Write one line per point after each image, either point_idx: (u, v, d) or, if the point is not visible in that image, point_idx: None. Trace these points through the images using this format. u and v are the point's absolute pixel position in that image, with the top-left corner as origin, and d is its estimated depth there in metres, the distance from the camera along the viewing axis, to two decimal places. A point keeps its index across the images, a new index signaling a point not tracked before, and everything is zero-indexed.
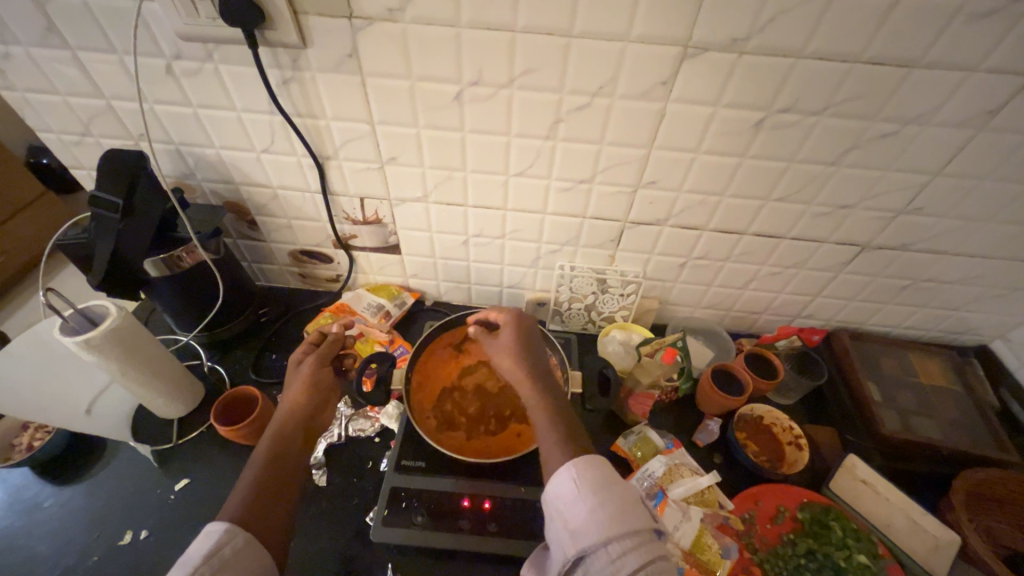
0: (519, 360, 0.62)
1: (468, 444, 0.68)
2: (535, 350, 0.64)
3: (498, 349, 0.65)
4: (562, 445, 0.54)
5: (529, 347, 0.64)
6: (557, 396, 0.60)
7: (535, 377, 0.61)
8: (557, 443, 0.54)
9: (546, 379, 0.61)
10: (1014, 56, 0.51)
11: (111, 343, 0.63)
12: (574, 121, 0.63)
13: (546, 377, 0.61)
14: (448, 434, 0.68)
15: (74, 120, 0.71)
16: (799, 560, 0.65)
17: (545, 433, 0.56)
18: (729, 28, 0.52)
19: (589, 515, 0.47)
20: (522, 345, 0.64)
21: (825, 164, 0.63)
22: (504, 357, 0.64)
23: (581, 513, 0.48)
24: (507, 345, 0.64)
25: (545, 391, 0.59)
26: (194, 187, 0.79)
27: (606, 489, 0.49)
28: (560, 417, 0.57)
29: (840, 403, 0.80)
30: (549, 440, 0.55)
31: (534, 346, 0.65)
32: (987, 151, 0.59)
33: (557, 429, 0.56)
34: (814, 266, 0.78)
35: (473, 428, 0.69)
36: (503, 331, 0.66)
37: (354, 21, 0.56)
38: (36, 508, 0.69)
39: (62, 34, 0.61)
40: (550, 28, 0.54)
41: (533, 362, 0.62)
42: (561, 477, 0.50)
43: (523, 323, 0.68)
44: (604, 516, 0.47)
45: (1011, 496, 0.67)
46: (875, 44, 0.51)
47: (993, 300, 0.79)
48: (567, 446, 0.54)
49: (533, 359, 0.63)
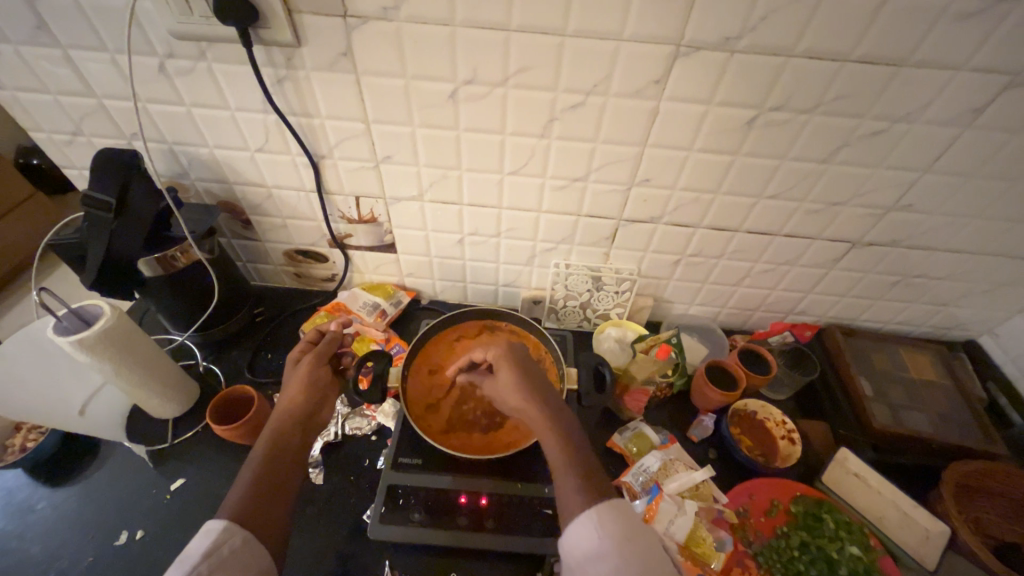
0: (525, 399, 0.60)
1: (473, 441, 0.68)
2: (540, 386, 0.62)
3: (501, 389, 0.62)
4: (579, 486, 0.52)
5: (533, 383, 0.62)
6: (570, 432, 0.58)
7: (543, 415, 0.58)
8: (573, 484, 0.52)
9: (557, 415, 0.59)
10: (1000, 55, 0.52)
11: (104, 343, 0.63)
12: (569, 119, 0.63)
13: (555, 412, 0.59)
14: (452, 433, 0.69)
15: (65, 119, 0.70)
16: (793, 553, 0.66)
17: (560, 473, 0.54)
18: (721, 27, 0.53)
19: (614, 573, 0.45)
20: (526, 383, 0.61)
21: (816, 161, 0.64)
22: (507, 396, 0.62)
23: (605, 572, 0.45)
24: (508, 387, 0.61)
25: (556, 427, 0.57)
26: (188, 186, 0.79)
27: (630, 543, 0.47)
28: (575, 454, 0.55)
29: (832, 398, 0.82)
30: (565, 482, 0.53)
31: (538, 381, 0.63)
32: (975, 148, 0.60)
33: (572, 469, 0.53)
34: (806, 262, 0.79)
35: (477, 425, 0.70)
36: (502, 370, 0.63)
37: (349, 20, 0.56)
38: (28, 511, 0.69)
39: (52, 32, 0.60)
40: (544, 27, 0.54)
41: (539, 400, 0.60)
42: (580, 523, 0.49)
43: (523, 359, 0.65)
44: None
45: (999, 488, 0.69)
46: (863, 43, 0.52)
47: (981, 295, 0.80)
48: (585, 487, 0.52)
49: (539, 397, 0.60)
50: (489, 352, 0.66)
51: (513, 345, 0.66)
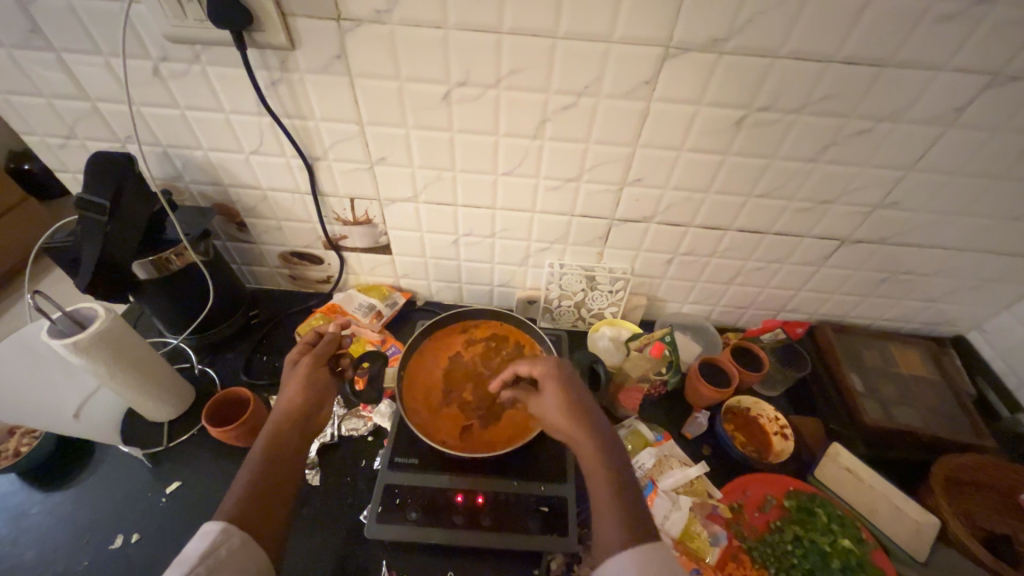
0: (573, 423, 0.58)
1: (483, 435, 0.69)
2: (590, 410, 0.60)
3: (547, 409, 0.60)
4: (619, 524, 0.50)
5: (583, 407, 0.60)
6: (617, 465, 0.55)
7: (591, 443, 0.56)
8: (614, 522, 0.50)
9: (606, 445, 0.57)
10: (979, 56, 0.53)
11: (99, 346, 0.63)
12: (561, 120, 0.64)
13: (604, 442, 0.57)
14: (464, 428, 0.70)
15: (59, 122, 0.70)
16: (787, 547, 0.66)
17: (602, 508, 0.52)
18: (708, 29, 0.54)
19: None
20: (575, 405, 0.59)
21: (804, 160, 0.65)
22: (554, 418, 0.59)
23: None
24: (555, 409, 0.59)
25: (603, 459, 0.55)
26: (182, 189, 0.79)
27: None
28: (619, 490, 0.53)
29: (824, 394, 0.83)
30: (606, 519, 0.51)
31: (589, 405, 0.60)
32: (957, 146, 0.62)
33: (615, 506, 0.52)
34: (796, 260, 0.80)
35: (487, 420, 0.71)
36: (550, 389, 0.61)
37: (343, 23, 0.57)
38: (23, 515, 0.69)
39: (46, 35, 0.60)
40: (535, 29, 0.55)
41: (588, 426, 0.58)
42: (617, 563, 0.47)
43: (573, 378, 0.62)
44: None
45: (986, 480, 0.70)
46: (847, 44, 0.53)
47: (969, 291, 0.82)
48: (627, 527, 0.50)
49: (588, 422, 0.58)
50: (537, 369, 0.63)
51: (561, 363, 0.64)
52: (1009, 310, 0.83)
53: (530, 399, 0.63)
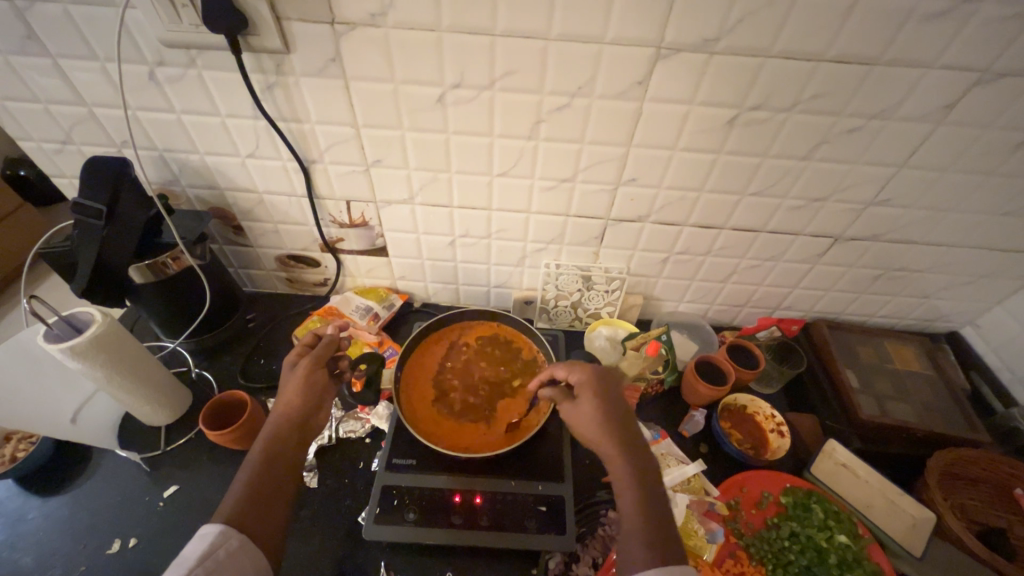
0: (608, 436, 0.58)
1: (491, 432, 0.69)
2: (625, 424, 0.59)
3: (582, 419, 0.60)
4: (646, 543, 0.50)
5: (619, 420, 0.59)
6: (648, 481, 0.55)
7: (624, 459, 0.56)
8: (641, 540, 0.50)
9: (639, 461, 0.56)
10: (966, 53, 0.54)
11: (96, 350, 0.63)
12: (555, 121, 0.64)
13: (636, 458, 0.56)
14: (470, 427, 0.70)
15: (55, 128, 0.71)
16: (784, 543, 0.67)
17: (630, 525, 0.52)
18: (700, 29, 0.54)
19: None
20: (611, 418, 0.58)
21: (797, 158, 0.66)
22: (588, 428, 0.59)
23: None
24: (591, 421, 0.59)
25: (634, 477, 0.55)
26: (179, 194, 0.79)
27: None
28: (647, 508, 0.53)
29: (820, 391, 0.83)
30: (634, 535, 0.51)
31: (625, 418, 0.59)
32: (947, 143, 0.62)
33: (643, 523, 0.51)
34: (791, 258, 0.81)
35: (495, 418, 0.71)
36: (587, 400, 0.60)
37: (337, 26, 0.57)
38: (20, 520, 0.68)
39: (42, 41, 0.61)
40: (527, 31, 0.56)
41: (622, 440, 0.57)
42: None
43: (611, 390, 0.61)
44: None
45: (979, 473, 0.71)
46: (837, 43, 0.54)
47: (962, 287, 0.82)
48: (654, 548, 0.49)
49: (623, 437, 0.57)
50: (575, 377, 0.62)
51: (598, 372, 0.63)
52: (1001, 305, 0.84)
53: (562, 405, 0.62)
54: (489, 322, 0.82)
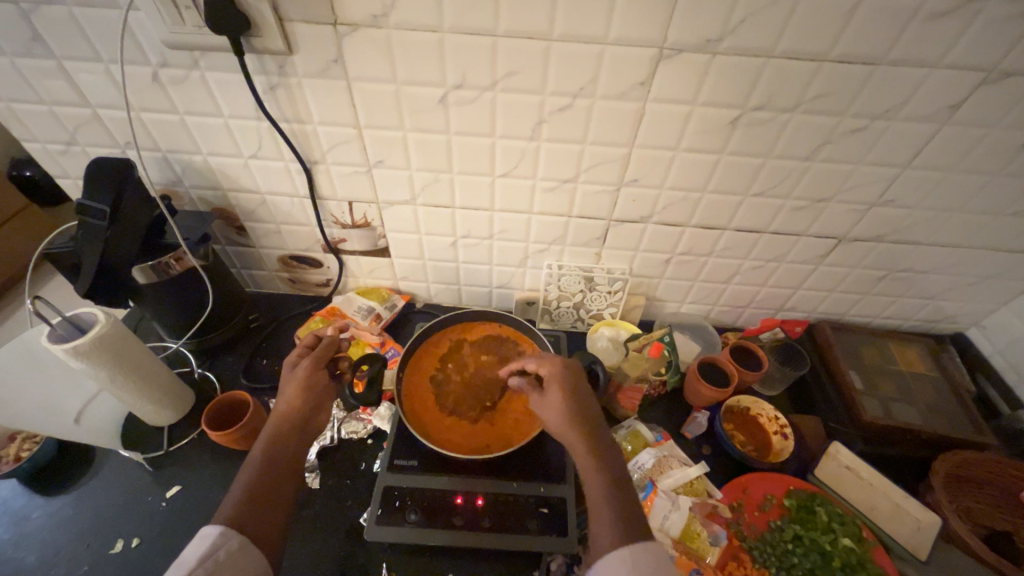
0: (572, 421, 0.59)
1: (497, 437, 0.69)
2: (589, 410, 0.61)
3: (548, 408, 0.61)
4: (613, 522, 0.51)
5: (583, 407, 0.61)
6: (611, 464, 0.56)
7: (589, 443, 0.57)
8: (607, 519, 0.51)
9: (603, 445, 0.58)
10: (971, 53, 0.53)
11: (100, 350, 0.63)
12: (558, 121, 0.64)
13: (600, 441, 0.58)
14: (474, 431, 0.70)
15: (60, 129, 0.71)
16: (787, 546, 0.66)
17: (596, 505, 0.53)
18: (702, 29, 0.54)
19: None
20: (576, 405, 0.60)
21: (800, 159, 0.66)
22: (553, 416, 0.61)
23: None
24: (557, 408, 0.60)
25: (599, 459, 0.56)
26: (182, 194, 0.80)
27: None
28: (613, 488, 0.54)
29: (824, 393, 0.83)
30: (600, 515, 0.52)
31: (589, 405, 0.61)
32: (953, 144, 0.62)
33: (609, 503, 0.53)
34: (794, 259, 0.80)
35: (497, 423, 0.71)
36: (554, 389, 0.62)
37: (339, 28, 0.57)
38: (23, 520, 0.69)
39: (46, 43, 0.61)
40: (528, 31, 0.56)
41: (585, 424, 0.59)
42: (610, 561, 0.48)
43: (576, 379, 0.63)
44: None
45: (984, 476, 0.70)
46: (841, 42, 0.54)
47: (968, 288, 0.82)
48: (620, 526, 0.50)
49: (587, 422, 0.59)
50: (545, 367, 0.65)
51: (568, 364, 0.65)
52: (1007, 306, 0.83)
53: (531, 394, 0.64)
54: (476, 321, 0.82)
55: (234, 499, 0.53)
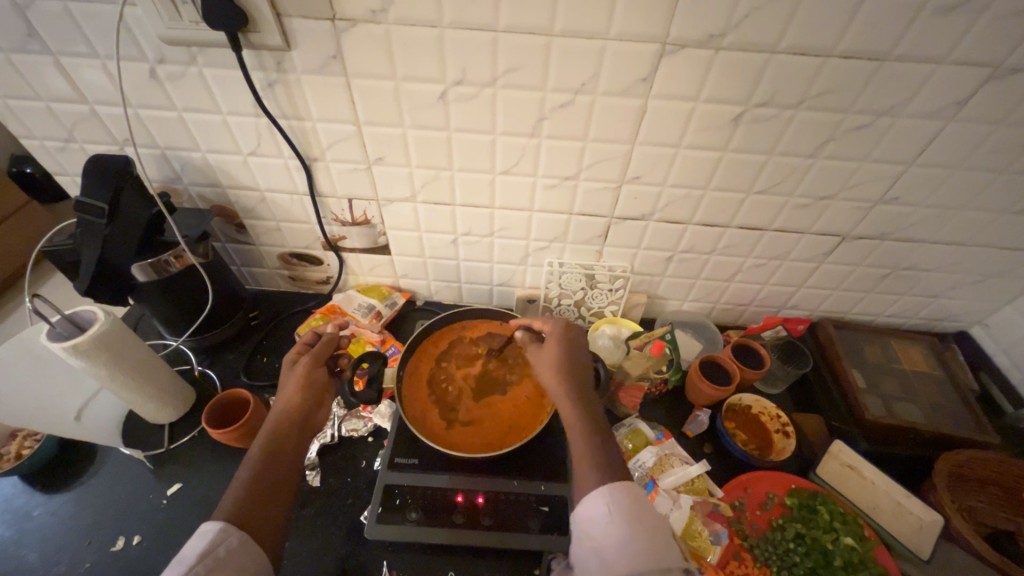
0: (560, 371, 0.62)
1: (490, 438, 0.68)
2: (578, 365, 0.64)
3: (543, 361, 0.65)
4: (593, 464, 0.54)
5: (573, 360, 0.64)
6: (594, 412, 0.59)
7: (575, 391, 0.60)
8: (587, 461, 0.54)
9: (588, 394, 0.61)
10: (978, 49, 0.53)
11: (99, 349, 0.63)
12: (559, 118, 0.64)
13: (584, 391, 0.61)
14: (468, 433, 0.69)
15: (57, 126, 0.71)
16: (789, 545, 0.66)
17: (578, 448, 0.56)
18: (705, 24, 0.53)
19: (620, 541, 0.48)
20: (566, 358, 0.64)
21: (803, 157, 0.65)
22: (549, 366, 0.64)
23: (612, 537, 0.48)
24: (551, 360, 0.64)
25: (584, 406, 0.59)
26: (180, 191, 0.79)
27: (641, 524, 0.49)
28: (595, 433, 0.57)
29: (825, 391, 0.82)
30: (581, 456, 0.55)
31: (579, 360, 0.65)
32: (958, 141, 0.61)
33: (589, 447, 0.55)
34: (797, 257, 0.80)
35: (491, 425, 0.70)
36: (551, 344, 0.66)
37: (337, 23, 0.56)
38: (25, 517, 0.69)
39: (42, 38, 0.60)
40: (529, 27, 0.55)
41: (573, 376, 0.62)
42: (592, 502, 0.51)
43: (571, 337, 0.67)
44: (631, 545, 0.47)
45: (988, 476, 0.70)
46: (846, 37, 0.53)
47: (972, 286, 0.81)
48: (601, 467, 0.53)
49: (573, 373, 0.62)
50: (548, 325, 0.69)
51: (569, 325, 0.69)
52: (1011, 305, 0.82)
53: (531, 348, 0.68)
54: (449, 325, 0.81)
55: (245, 480, 0.54)
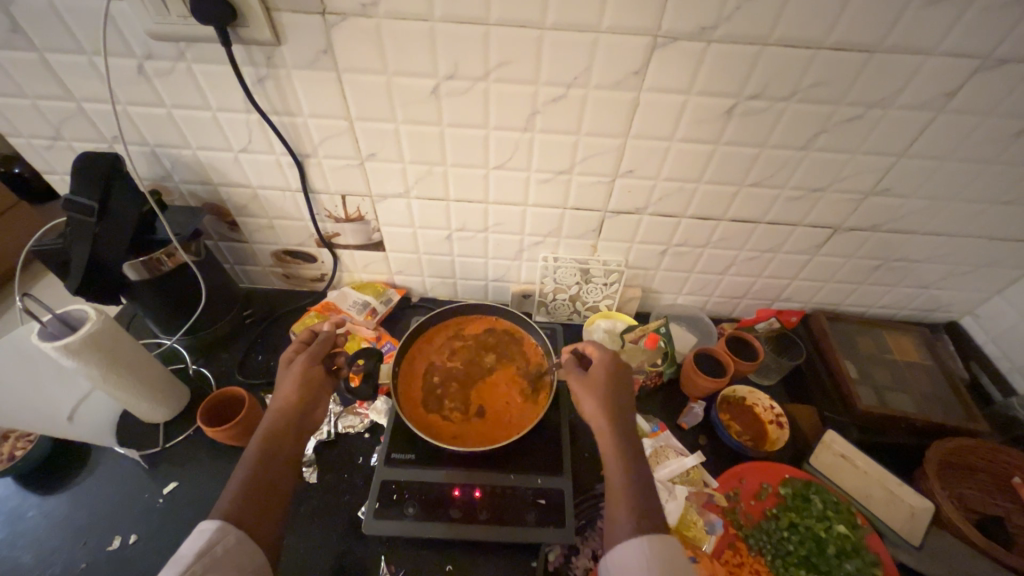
0: (603, 412, 0.61)
1: (479, 433, 0.68)
2: (622, 403, 0.63)
3: (588, 393, 0.63)
4: (632, 514, 0.52)
5: (617, 398, 0.63)
6: (634, 455, 0.58)
7: (617, 431, 0.59)
8: (626, 509, 0.53)
9: (629, 434, 0.60)
10: (967, 40, 0.53)
11: (91, 349, 0.62)
12: (552, 112, 0.63)
13: (625, 432, 0.60)
14: (456, 428, 0.69)
15: (45, 124, 0.70)
16: (783, 533, 0.66)
17: (616, 491, 0.55)
18: (696, 17, 0.53)
19: None
20: (610, 395, 0.62)
21: (795, 149, 0.65)
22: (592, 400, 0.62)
23: None
24: (596, 393, 0.63)
25: (626, 449, 0.58)
26: (171, 189, 0.79)
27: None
28: (634, 479, 0.55)
29: (819, 383, 0.83)
30: (618, 502, 0.54)
31: (622, 397, 0.63)
32: (948, 132, 0.62)
33: (629, 495, 0.54)
34: (790, 249, 0.80)
35: (481, 421, 0.70)
36: (598, 375, 0.64)
37: (328, 17, 0.56)
38: (18, 519, 0.68)
39: (27, 34, 0.60)
40: (522, 21, 0.55)
41: (616, 415, 0.61)
42: (626, 548, 0.50)
43: (617, 369, 0.65)
44: None
45: (982, 464, 0.71)
46: (837, 30, 0.53)
47: (962, 277, 0.82)
48: (638, 515, 0.52)
49: (616, 411, 0.61)
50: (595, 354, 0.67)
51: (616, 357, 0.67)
52: (1001, 295, 0.83)
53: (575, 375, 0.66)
54: (445, 321, 0.81)
55: (241, 481, 0.54)
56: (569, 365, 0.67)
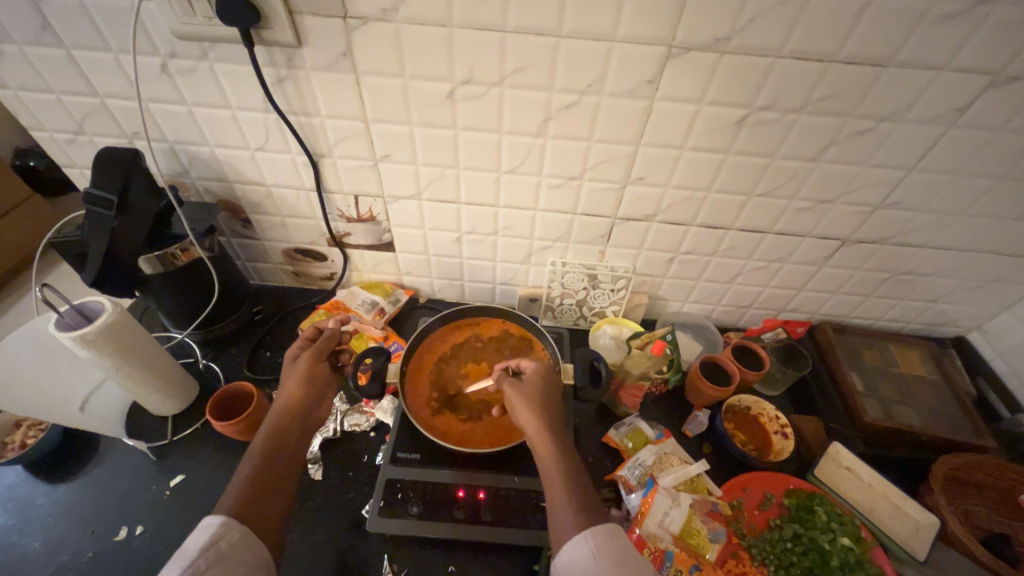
0: (535, 417, 0.61)
1: (472, 434, 0.69)
2: (554, 407, 0.63)
3: (518, 401, 0.63)
4: (575, 511, 0.52)
5: (548, 402, 0.63)
6: (570, 456, 0.58)
7: (553, 435, 0.59)
8: (568, 507, 0.53)
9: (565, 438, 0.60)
10: (979, 56, 0.53)
11: (105, 339, 0.63)
12: (565, 118, 0.64)
13: (560, 434, 0.60)
14: (449, 425, 0.70)
15: (69, 119, 0.71)
16: (787, 545, 0.66)
17: (554, 492, 0.55)
18: (711, 27, 0.54)
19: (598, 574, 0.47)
20: (541, 402, 0.63)
21: (805, 160, 0.66)
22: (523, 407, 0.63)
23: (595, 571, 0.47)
24: (527, 399, 0.63)
25: (563, 450, 0.58)
26: (188, 185, 0.80)
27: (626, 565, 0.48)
28: (573, 476, 0.56)
29: (824, 395, 0.83)
30: (558, 503, 0.53)
31: (553, 402, 0.64)
32: (959, 146, 0.62)
33: (571, 495, 0.54)
34: (798, 259, 0.80)
35: (473, 421, 0.71)
36: (528, 383, 0.65)
37: (349, 21, 0.57)
38: (28, 506, 0.69)
39: (56, 32, 0.61)
40: (538, 28, 0.56)
41: (549, 416, 0.61)
42: (572, 546, 0.49)
43: (551, 379, 0.66)
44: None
45: (989, 480, 0.70)
46: (849, 43, 0.54)
47: (971, 292, 0.82)
48: (579, 513, 0.52)
49: (550, 414, 0.62)
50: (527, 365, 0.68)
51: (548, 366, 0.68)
52: (1009, 311, 0.83)
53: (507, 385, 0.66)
54: (460, 319, 0.83)
55: (246, 473, 0.55)
56: (502, 376, 0.68)
